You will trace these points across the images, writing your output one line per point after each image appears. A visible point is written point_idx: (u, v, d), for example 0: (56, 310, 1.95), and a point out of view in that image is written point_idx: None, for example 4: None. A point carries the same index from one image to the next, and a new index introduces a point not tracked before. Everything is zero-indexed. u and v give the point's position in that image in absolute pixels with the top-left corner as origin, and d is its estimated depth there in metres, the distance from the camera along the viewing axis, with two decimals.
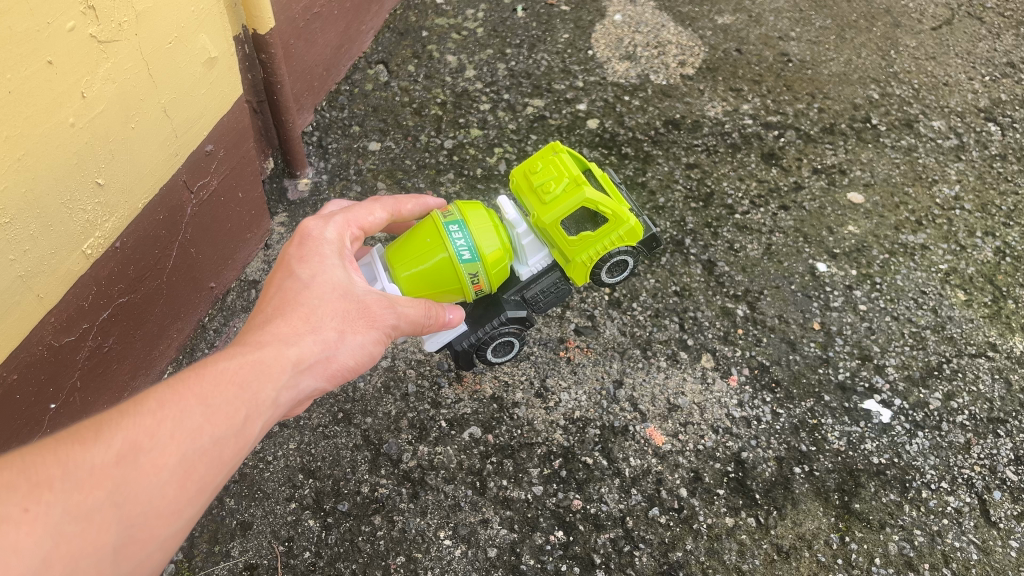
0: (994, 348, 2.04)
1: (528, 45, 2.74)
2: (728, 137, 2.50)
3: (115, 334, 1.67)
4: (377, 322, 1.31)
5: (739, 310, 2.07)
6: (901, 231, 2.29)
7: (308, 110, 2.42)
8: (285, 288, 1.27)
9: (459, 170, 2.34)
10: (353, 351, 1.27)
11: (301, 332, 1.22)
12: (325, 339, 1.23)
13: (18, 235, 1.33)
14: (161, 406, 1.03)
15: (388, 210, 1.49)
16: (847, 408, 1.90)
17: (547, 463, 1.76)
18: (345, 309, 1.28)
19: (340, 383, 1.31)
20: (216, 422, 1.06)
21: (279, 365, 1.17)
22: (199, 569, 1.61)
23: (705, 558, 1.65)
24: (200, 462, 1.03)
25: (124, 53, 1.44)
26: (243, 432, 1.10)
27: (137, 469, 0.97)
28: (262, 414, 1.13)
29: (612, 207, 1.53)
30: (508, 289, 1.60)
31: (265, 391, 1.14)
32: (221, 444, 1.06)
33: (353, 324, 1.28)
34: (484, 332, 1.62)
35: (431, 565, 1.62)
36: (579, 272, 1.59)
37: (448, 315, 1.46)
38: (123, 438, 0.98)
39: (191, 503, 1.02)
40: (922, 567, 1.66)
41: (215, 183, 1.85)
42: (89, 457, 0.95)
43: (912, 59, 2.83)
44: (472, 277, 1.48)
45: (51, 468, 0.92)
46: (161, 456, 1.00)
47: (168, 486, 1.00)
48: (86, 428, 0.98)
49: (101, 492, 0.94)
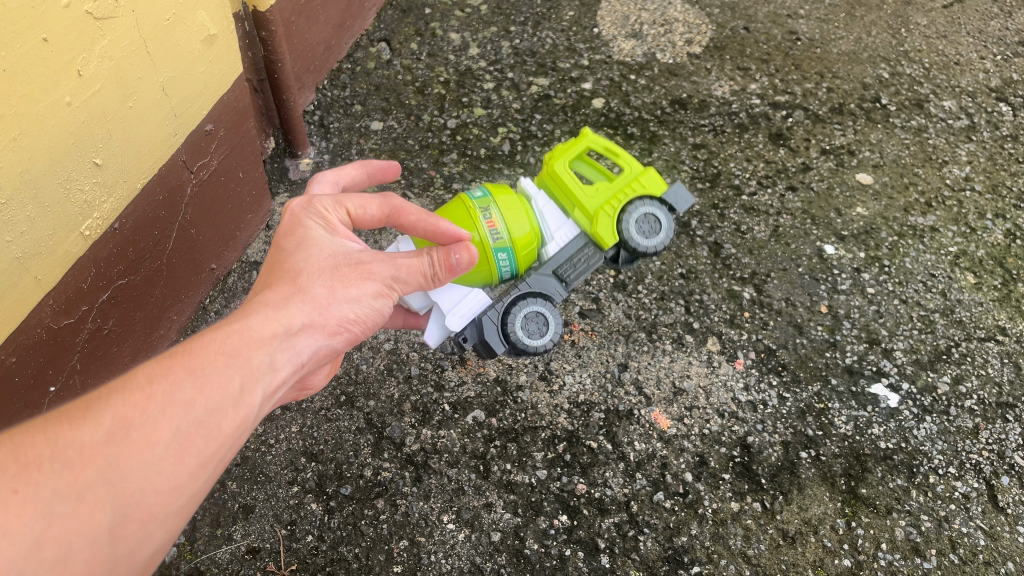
0: (1003, 331, 2.01)
1: (533, 22, 2.69)
2: (736, 117, 2.45)
3: (115, 317, 1.65)
4: (374, 273, 1.23)
5: (745, 293, 2.04)
6: (910, 213, 2.25)
7: (309, 89, 2.37)
8: (275, 258, 1.23)
9: (463, 150, 2.30)
10: (350, 306, 1.21)
11: (292, 296, 1.16)
12: (316, 298, 1.18)
13: (15, 216, 1.30)
14: (149, 381, 1.00)
15: (385, 206, 1.34)
16: (854, 392, 1.88)
17: (551, 447, 1.75)
18: (338, 267, 1.21)
19: (347, 343, 1.25)
20: (209, 392, 1.03)
21: (270, 330, 1.12)
22: (202, 552, 1.60)
23: (710, 542, 1.64)
24: (196, 434, 1.01)
25: (121, 31, 1.41)
26: (240, 399, 1.06)
27: (128, 446, 0.95)
28: (258, 379, 1.09)
29: (621, 157, 1.58)
30: (535, 268, 1.52)
31: (259, 356, 1.10)
32: (215, 414, 1.03)
33: (346, 279, 1.21)
34: (509, 298, 1.49)
35: (433, 549, 1.61)
36: (606, 224, 1.50)
37: (458, 256, 1.26)
38: (111, 415, 0.96)
39: (191, 478, 1.00)
40: (929, 553, 1.65)
41: (215, 163, 1.82)
42: (77, 437, 0.94)
43: (922, 38, 2.77)
44: (494, 235, 1.42)
45: (39, 449, 0.92)
46: (153, 431, 0.97)
47: (164, 461, 0.98)
48: (77, 407, 0.97)
49: (92, 471, 0.93)
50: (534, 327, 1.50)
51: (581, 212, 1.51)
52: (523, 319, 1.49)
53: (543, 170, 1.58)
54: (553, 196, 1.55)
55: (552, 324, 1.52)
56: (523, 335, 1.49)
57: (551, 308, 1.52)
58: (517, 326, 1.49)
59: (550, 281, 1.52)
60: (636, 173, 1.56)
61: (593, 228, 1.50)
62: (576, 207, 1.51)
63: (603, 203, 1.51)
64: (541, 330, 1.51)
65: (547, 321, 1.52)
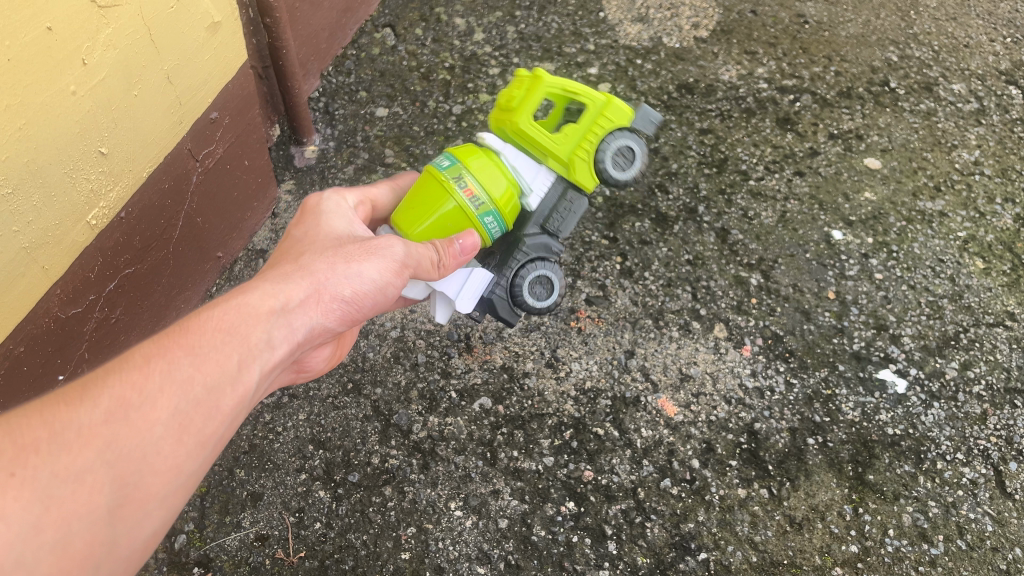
0: (1012, 317, 2.00)
1: (538, 6, 2.66)
2: (743, 102, 2.43)
3: (122, 306, 1.65)
4: (378, 249, 1.25)
5: (753, 279, 2.03)
6: (919, 198, 2.23)
7: (313, 75, 2.35)
8: (284, 246, 1.30)
9: (468, 137, 2.29)
10: (351, 284, 1.23)
11: (290, 274, 1.20)
12: (315, 275, 1.21)
13: (21, 206, 1.30)
14: (146, 362, 1.02)
15: (390, 186, 1.49)
16: (862, 378, 1.87)
17: (558, 434, 1.75)
18: (337, 246, 1.25)
19: (343, 322, 1.27)
20: (207, 370, 1.05)
21: (266, 307, 1.15)
22: (210, 540, 1.61)
23: (717, 529, 1.64)
24: (195, 414, 1.02)
25: (125, 18, 1.40)
26: (238, 378, 1.08)
27: (127, 426, 0.96)
28: (256, 358, 1.11)
29: (586, 87, 1.38)
30: (525, 224, 1.46)
31: (256, 333, 1.12)
32: (214, 393, 1.05)
33: (347, 256, 1.24)
34: (512, 270, 1.47)
35: (441, 536, 1.61)
36: (584, 169, 1.38)
37: (459, 241, 1.30)
38: (109, 396, 0.97)
39: (190, 457, 1.01)
40: (936, 539, 1.65)
41: (221, 151, 1.81)
42: (75, 418, 0.94)
43: (931, 20, 2.74)
44: (472, 202, 1.32)
45: (36, 430, 0.92)
46: (151, 412, 0.98)
47: (165, 441, 0.99)
48: (74, 389, 0.97)
49: (91, 452, 0.93)
50: (542, 289, 1.51)
51: (554, 162, 1.39)
52: (531, 281, 1.48)
53: (501, 118, 1.40)
54: (521, 146, 1.40)
55: (557, 284, 1.52)
56: (531, 300, 1.50)
57: (554, 268, 1.51)
58: (525, 293, 1.49)
59: (546, 241, 1.48)
60: (604, 103, 1.37)
61: (571, 175, 1.39)
62: (548, 158, 1.38)
63: (576, 147, 1.38)
64: (550, 289, 1.52)
65: (553, 279, 1.51)
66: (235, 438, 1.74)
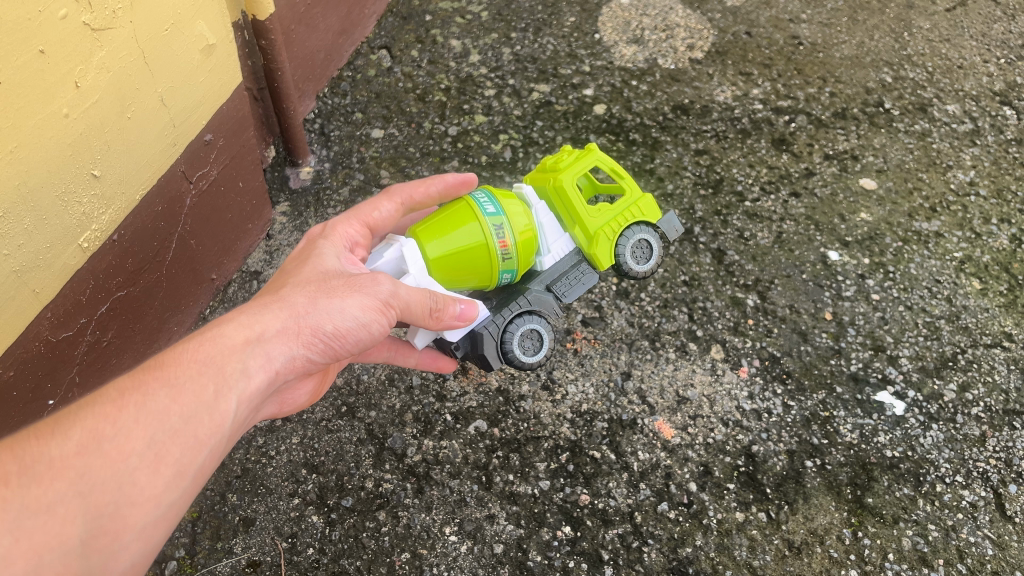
0: (1009, 338, 1.99)
1: (534, 28, 2.69)
2: (738, 122, 2.44)
3: (114, 328, 1.64)
4: (362, 285, 1.23)
5: (749, 300, 2.02)
6: (914, 219, 2.23)
7: (309, 97, 2.36)
8: (271, 281, 1.30)
9: (464, 158, 2.30)
10: (332, 318, 1.21)
11: (268, 305, 1.20)
12: (294, 306, 1.20)
13: (11, 229, 1.30)
14: (122, 394, 1.05)
15: (398, 201, 1.46)
16: (860, 400, 1.86)
17: (554, 457, 1.73)
18: (325, 280, 1.25)
19: (332, 352, 1.26)
20: (183, 400, 1.07)
21: (242, 338, 1.16)
22: (201, 566, 1.59)
23: (715, 553, 1.62)
24: (171, 443, 1.04)
25: (119, 41, 1.40)
26: (215, 407, 1.10)
27: (100, 457, 0.99)
28: (234, 387, 1.12)
29: (625, 176, 1.54)
30: (533, 279, 1.49)
31: (232, 363, 1.13)
32: (190, 423, 1.07)
33: (329, 290, 1.22)
34: (503, 319, 1.43)
35: (436, 562, 1.59)
36: (604, 246, 1.48)
37: (459, 307, 1.32)
38: (82, 429, 1.00)
39: (169, 487, 1.04)
40: (936, 563, 1.64)
41: (215, 173, 1.82)
42: (47, 451, 0.98)
43: (925, 42, 2.76)
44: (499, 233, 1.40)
45: (8, 465, 0.96)
46: (125, 442, 1.01)
47: (140, 471, 1.02)
48: (48, 423, 1.01)
49: (62, 483, 0.96)
50: (529, 344, 1.46)
51: (580, 231, 1.48)
52: (520, 335, 1.44)
53: (546, 178, 1.51)
54: (554, 206, 1.50)
55: (547, 342, 1.47)
56: (519, 352, 1.45)
57: (546, 326, 1.47)
58: (513, 346, 1.44)
59: (546, 298, 1.47)
60: (639, 197, 1.53)
61: (591, 249, 1.48)
62: (576, 225, 1.48)
63: (604, 224, 1.48)
64: (538, 345, 1.47)
65: (543, 336, 1.47)
66: (227, 462, 1.71)
